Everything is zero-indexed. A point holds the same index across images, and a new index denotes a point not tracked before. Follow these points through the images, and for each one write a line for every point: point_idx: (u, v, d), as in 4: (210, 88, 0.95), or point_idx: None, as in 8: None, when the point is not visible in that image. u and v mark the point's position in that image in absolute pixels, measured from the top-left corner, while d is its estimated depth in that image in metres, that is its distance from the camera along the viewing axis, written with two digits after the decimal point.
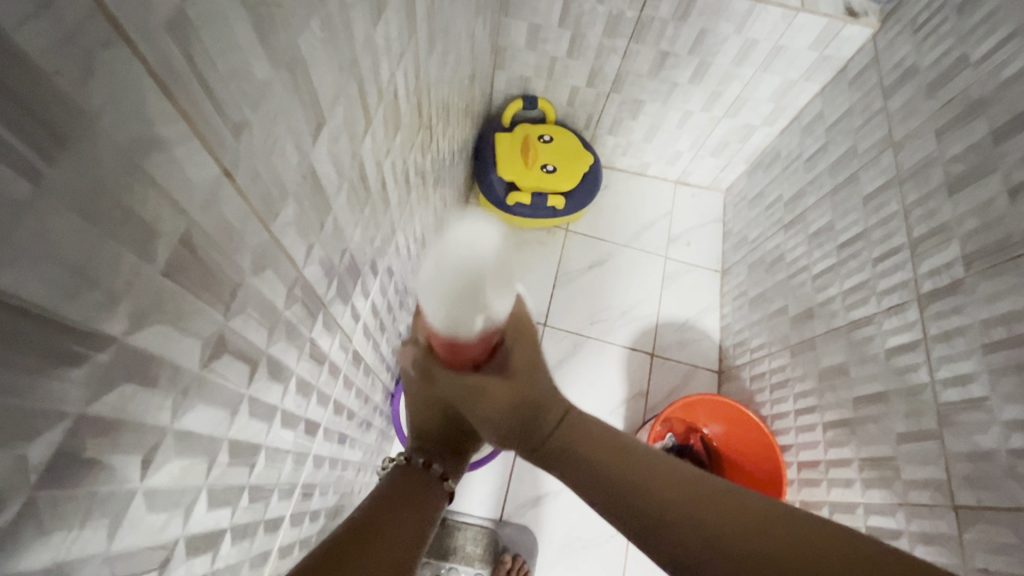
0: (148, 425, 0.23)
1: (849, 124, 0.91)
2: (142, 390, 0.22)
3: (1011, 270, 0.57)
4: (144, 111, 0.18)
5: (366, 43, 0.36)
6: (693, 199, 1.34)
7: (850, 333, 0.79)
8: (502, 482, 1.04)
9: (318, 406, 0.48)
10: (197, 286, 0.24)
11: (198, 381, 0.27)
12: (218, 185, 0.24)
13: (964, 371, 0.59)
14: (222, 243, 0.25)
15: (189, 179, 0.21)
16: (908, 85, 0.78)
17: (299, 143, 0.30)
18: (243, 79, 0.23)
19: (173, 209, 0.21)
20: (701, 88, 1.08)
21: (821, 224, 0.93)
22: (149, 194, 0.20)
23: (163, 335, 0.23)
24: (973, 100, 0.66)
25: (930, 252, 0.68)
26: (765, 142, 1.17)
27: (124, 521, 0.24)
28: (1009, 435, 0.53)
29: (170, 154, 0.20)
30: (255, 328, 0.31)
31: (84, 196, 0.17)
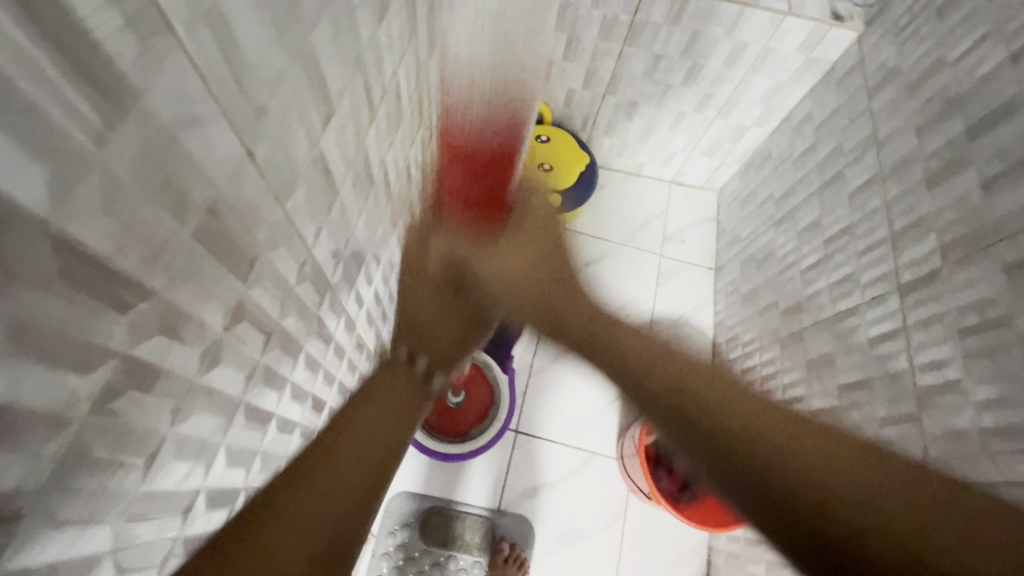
0: (179, 375, 0.26)
1: (836, 124, 0.94)
2: (174, 341, 0.25)
3: (984, 259, 0.60)
4: (185, 91, 0.21)
5: (371, 40, 0.39)
6: (688, 198, 1.37)
7: (836, 325, 0.82)
8: (500, 473, 1.06)
9: (324, 384, 0.51)
10: (222, 253, 0.27)
11: (221, 341, 0.29)
12: (241, 162, 0.27)
13: (940, 356, 0.62)
14: (243, 216, 0.28)
15: (217, 154, 0.24)
16: (890, 85, 0.82)
17: (311, 130, 0.33)
18: (264, 67, 0.26)
19: (204, 180, 0.24)
20: (693, 90, 1.11)
21: (809, 221, 0.96)
22: (185, 164, 0.22)
23: (192, 294, 0.25)
24: (950, 99, 0.69)
25: (910, 244, 0.71)
26: (757, 143, 1.20)
27: (155, 461, 0.26)
28: (982, 415, 0.56)
29: (203, 130, 0.23)
30: (269, 298, 0.34)
31: (135, 161, 0.20)
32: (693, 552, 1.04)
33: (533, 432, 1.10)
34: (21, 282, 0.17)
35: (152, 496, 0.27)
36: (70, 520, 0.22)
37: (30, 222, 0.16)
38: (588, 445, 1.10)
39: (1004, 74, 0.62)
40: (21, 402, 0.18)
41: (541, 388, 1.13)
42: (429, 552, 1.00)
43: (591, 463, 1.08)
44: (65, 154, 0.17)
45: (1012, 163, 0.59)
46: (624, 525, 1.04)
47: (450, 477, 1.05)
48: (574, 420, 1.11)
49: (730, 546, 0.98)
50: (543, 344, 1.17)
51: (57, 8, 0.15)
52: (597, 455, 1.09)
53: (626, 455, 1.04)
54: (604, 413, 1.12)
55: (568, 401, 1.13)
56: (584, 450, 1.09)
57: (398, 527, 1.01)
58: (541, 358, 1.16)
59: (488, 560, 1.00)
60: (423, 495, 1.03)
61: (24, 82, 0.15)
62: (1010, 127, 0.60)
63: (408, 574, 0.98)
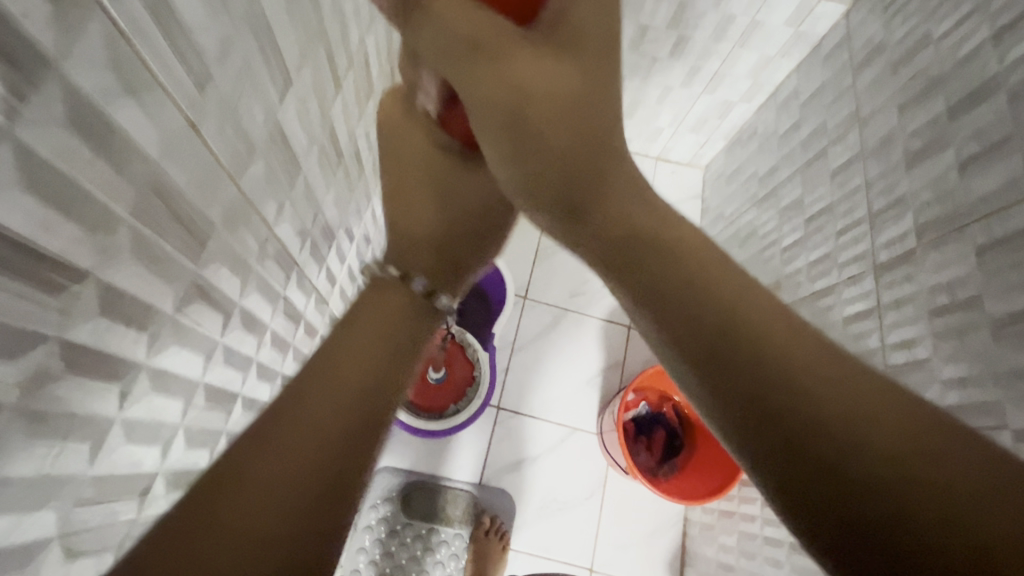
0: (124, 357, 0.25)
1: (821, 101, 0.93)
2: (116, 324, 0.24)
3: (958, 239, 0.60)
4: (112, 63, 0.20)
5: (333, 6, 0.37)
6: (673, 175, 1.36)
7: (813, 303, 0.82)
8: (482, 448, 1.07)
9: (292, 363, 0.50)
10: (170, 233, 0.26)
11: (172, 323, 0.28)
12: (186, 137, 0.25)
13: (911, 336, 0.63)
14: (193, 194, 0.27)
15: (156, 128, 0.23)
16: (876, 62, 0.80)
17: (265, 101, 0.32)
18: (210, 35, 0.25)
19: (140, 158, 0.23)
20: (680, 64, 1.09)
21: (791, 199, 0.95)
22: (118, 141, 0.21)
23: (136, 276, 0.24)
24: (933, 77, 0.68)
25: (888, 224, 0.71)
26: (743, 119, 1.19)
27: (103, 446, 0.25)
28: (947, 393, 0.57)
29: (140, 104, 0.22)
30: (227, 278, 0.33)
31: (55, 137, 0.18)
32: (669, 524, 1.07)
33: (515, 409, 1.11)
34: None
35: (105, 480, 0.27)
36: (6, 508, 0.21)
37: None
38: (568, 421, 1.11)
39: (986, 52, 0.61)
40: None
41: (524, 365, 1.14)
42: (411, 525, 1.02)
43: (571, 438, 1.10)
44: None
45: (988, 144, 0.59)
46: (603, 498, 1.07)
47: (432, 453, 1.06)
48: (555, 397, 1.12)
49: (705, 517, 1.01)
50: (525, 322, 1.18)
51: None
52: (578, 430, 1.11)
53: (605, 431, 1.06)
54: (585, 390, 1.14)
55: (549, 378, 1.14)
56: (564, 426, 1.11)
57: (380, 501, 1.02)
58: (523, 336, 1.16)
59: (470, 533, 1.02)
60: (404, 470, 1.05)
61: None
62: (990, 108, 0.59)
63: (390, 546, 1.00)
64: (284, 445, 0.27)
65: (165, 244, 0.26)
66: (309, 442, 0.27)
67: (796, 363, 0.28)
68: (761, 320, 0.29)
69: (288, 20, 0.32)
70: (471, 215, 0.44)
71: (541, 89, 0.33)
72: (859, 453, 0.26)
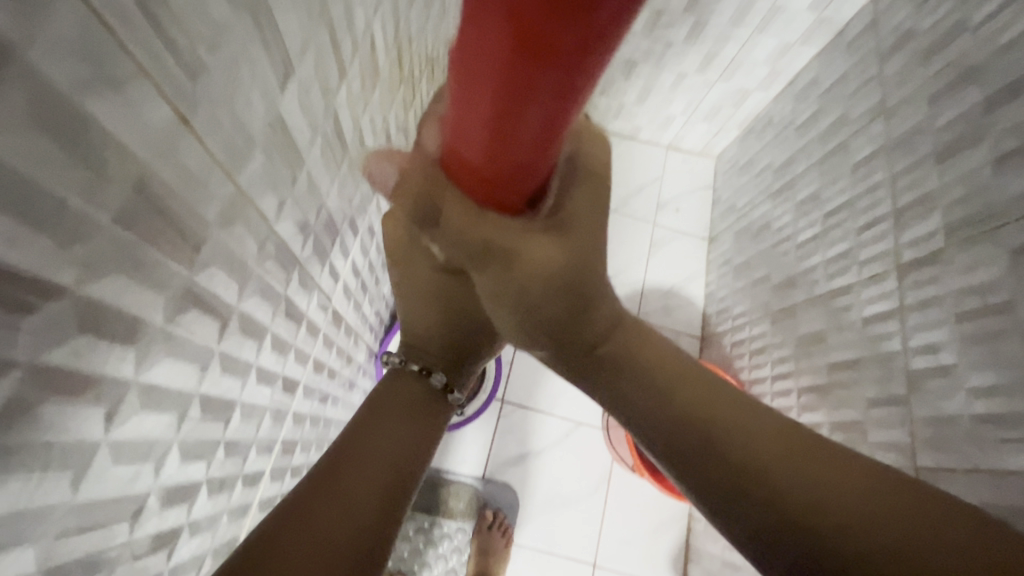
0: (110, 376, 0.23)
1: (843, 91, 0.89)
2: (101, 341, 0.22)
3: (989, 241, 0.57)
4: (90, 51, 0.17)
5: None
6: (684, 165, 1.33)
7: (830, 301, 0.80)
8: (486, 441, 1.06)
9: (294, 364, 0.48)
10: (159, 239, 0.24)
11: (163, 336, 0.26)
12: (177, 133, 0.23)
13: (935, 339, 0.60)
14: (185, 195, 0.25)
15: (140, 125, 0.20)
16: (904, 50, 0.77)
17: (265, 89, 0.29)
18: (203, 16, 0.22)
19: (124, 158, 0.20)
20: (695, 49, 1.05)
21: (808, 192, 0.92)
22: (99, 140, 0.19)
23: (123, 287, 0.22)
24: (967, 68, 0.65)
25: (913, 222, 0.68)
26: (759, 108, 1.15)
27: (89, 471, 0.23)
28: (972, 401, 0.55)
29: (123, 97, 0.19)
30: (224, 282, 0.31)
31: (20, 137, 0.16)
32: (674, 520, 1.06)
33: (520, 402, 1.09)
34: None
35: (91, 506, 0.25)
36: None
37: None
38: (573, 415, 1.09)
39: None
40: None
41: (529, 358, 1.12)
42: (413, 518, 1.01)
43: (576, 433, 1.08)
44: None
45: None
46: (607, 493, 1.06)
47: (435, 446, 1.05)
48: (560, 391, 1.11)
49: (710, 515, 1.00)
50: None
51: None
52: (583, 424, 1.09)
53: (610, 426, 1.04)
54: None
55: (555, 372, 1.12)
56: (569, 420, 1.09)
57: None
58: None
59: (472, 526, 1.01)
60: None
61: None
62: None
63: None
64: (341, 505, 0.34)
65: (154, 252, 0.23)
66: (372, 459, 0.38)
67: (746, 443, 0.37)
68: (695, 398, 0.39)
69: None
70: (467, 319, 0.45)
71: (541, 280, 0.35)
72: (789, 490, 0.35)
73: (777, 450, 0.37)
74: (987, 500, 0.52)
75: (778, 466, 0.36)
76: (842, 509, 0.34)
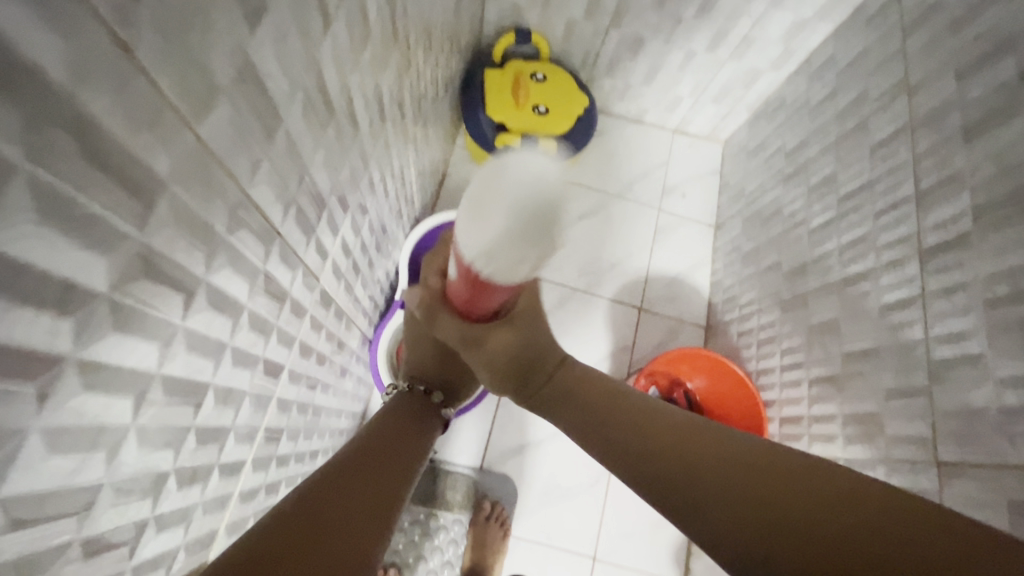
0: (41, 350, 0.20)
1: (862, 68, 0.85)
2: (24, 308, 0.18)
3: (1023, 222, 0.53)
4: None
5: None
6: (691, 149, 1.28)
7: (845, 288, 0.76)
8: (484, 431, 1.03)
9: (277, 346, 0.44)
10: (98, 190, 0.20)
11: (110, 307, 0.23)
12: (117, 63, 0.19)
13: (961, 327, 0.57)
14: (130, 141, 0.21)
15: (62, 45, 0.17)
16: (930, 23, 0.72)
17: (230, 24, 0.25)
18: None
19: (41, 83, 0.17)
20: (706, 25, 1.00)
21: (823, 175, 0.88)
22: (4, 56, 0.15)
23: (50, 243, 0.19)
24: (1001, 39, 0.61)
25: (936, 204, 0.64)
26: (770, 89, 1.10)
27: (18, 459, 0.20)
28: (1002, 392, 0.52)
29: (35, 4, 0.16)
30: (188, 249, 0.27)
31: None
32: None
33: None
34: None
35: (23, 500, 0.21)
36: None
37: None
38: None
39: None
40: None
41: None
42: (409, 509, 0.98)
43: None
44: None
45: None
46: (609, 485, 1.03)
47: None
48: None
49: None
50: None
51: None
52: None
53: None
54: None
55: None
56: None
57: None
58: None
59: (470, 518, 0.99)
60: None
61: None
62: None
63: None
64: (340, 497, 0.31)
65: (92, 206, 0.20)
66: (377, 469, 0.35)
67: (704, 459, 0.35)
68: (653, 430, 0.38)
69: None
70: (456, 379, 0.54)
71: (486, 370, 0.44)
72: (748, 505, 0.32)
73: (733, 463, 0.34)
74: (1017, 497, 0.49)
75: (738, 484, 0.33)
76: (824, 524, 0.30)
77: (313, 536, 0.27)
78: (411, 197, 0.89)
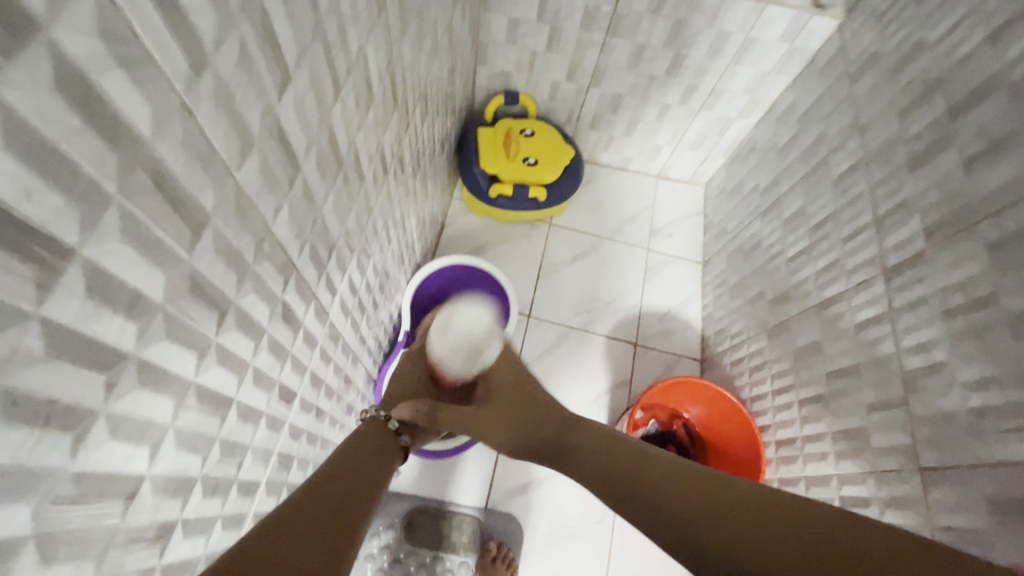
0: (110, 345, 0.24)
1: (819, 112, 0.93)
2: (101, 307, 0.23)
3: (968, 238, 0.59)
4: (106, 34, 0.20)
5: (332, 7, 0.38)
6: (674, 193, 1.37)
7: (824, 311, 0.80)
8: (488, 471, 1.04)
9: (291, 372, 0.49)
10: (161, 218, 0.25)
11: (160, 316, 0.27)
12: (182, 122, 0.25)
13: (927, 338, 0.61)
14: (185, 181, 0.27)
15: (146, 108, 0.23)
16: (873, 70, 0.81)
17: (262, 92, 0.31)
18: (207, 18, 0.25)
19: (132, 136, 0.22)
20: (677, 82, 1.10)
21: (794, 209, 0.95)
22: (109, 114, 0.21)
23: (124, 257, 0.24)
24: (931, 81, 0.69)
25: (894, 228, 0.70)
26: (741, 135, 1.20)
27: (86, 440, 0.24)
28: (969, 395, 0.55)
29: (132, 79, 0.21)
30: (223, 273, 0.32)
31: (38, 101, 0.18)
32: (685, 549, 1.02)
33: None
34: None
35: (86, 479, 0.25)
36: None
37: None
38: None
39: (983, 53, 0.61)
40: None
41: None
42: (415, 553, 0.97)
43: None
44: None
45: (992, 141, 0.58)
46: (614, 522, 1.03)
47: (437, 476, 1.03)
48: None
49: None
50: (529, 341, 1.16)
51: None
52: None
53: None
54: (592, 409, 1.11)
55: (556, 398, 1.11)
56: None
57: (384, 528, 0.98)
58: (528, 354, 1.15)
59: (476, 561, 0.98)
60: (407, 494, 1.01)
61: None
62: (991, 106, 0.59)
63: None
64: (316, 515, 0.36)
65: (155, 230, 0.25)
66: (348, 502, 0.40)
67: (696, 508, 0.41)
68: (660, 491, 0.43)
69: (290, 17, 0.32)
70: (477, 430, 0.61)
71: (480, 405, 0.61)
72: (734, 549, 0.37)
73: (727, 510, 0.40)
74: (994, 495, 0.51)
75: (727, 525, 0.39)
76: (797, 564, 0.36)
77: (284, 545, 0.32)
78: (412, 244, 0.95)
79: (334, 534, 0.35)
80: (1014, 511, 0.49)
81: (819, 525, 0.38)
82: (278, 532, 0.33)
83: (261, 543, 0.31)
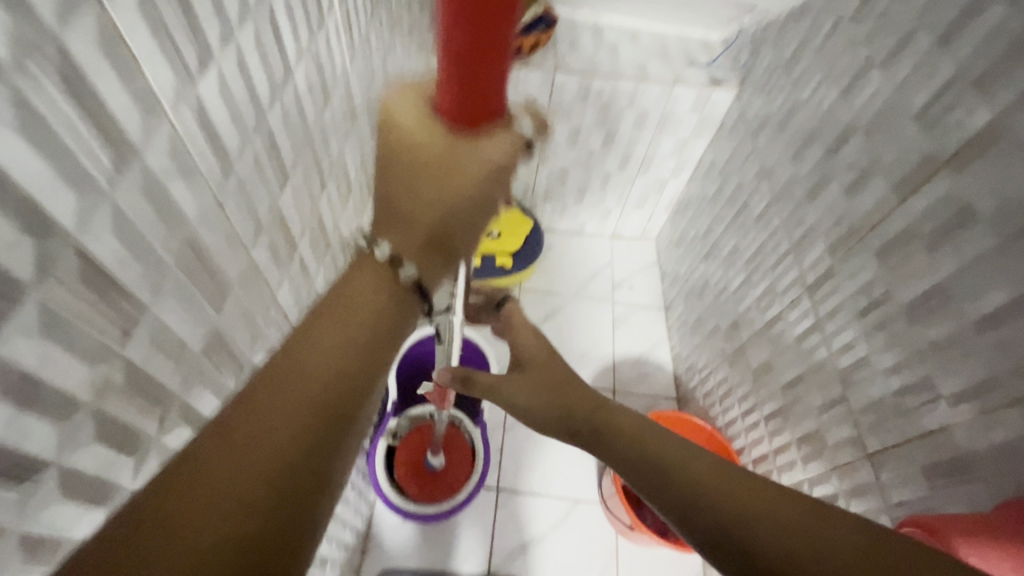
0: (163, 384, 0.31)
1: (734, 166, 1.09)
2: (159, 352, 0.30)
3: (861, 249, 0.70)
4: (171, 153, 0.28)
5: (317, 121, 0.48)
6: (629, 249, 1.50)
7: (769, 332, 0.90)
8: (487, 534, 1.05)
9: None
10: (200, 283, 0.33)
11: (197, 363, 0.34)
12: (215, 211, 0.34)
13: (849, 338, 0.70)
14: (216, 255, 0.35)
15: (193, 201, 0.31)
16: (767, 127, 0.97)
17: (269, 187, 0.41)
18: (231, 137, 0.34)
19: (183, 221, 0.31)
20: (613, 153, 1.27)
21: (730, 248, 1.07)
22: (170, 206, 0.29)
23: (175, 313, 0.31)
24: (809, 131, 0.84)
25: (807, 250, 0.82)
26: (677, 192, 1.35)
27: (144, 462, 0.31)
28: (889, 380, 0.63)
29: (185, 182, 0.30)
30: (241, 331, 0.40)
31: (130, 198, 0.26)
32: None
33: (516, 487, 1.10)
34: (52, 282, 0.22)
35: None
36: (68, 498, 0.26)
37: (59, 238, 0.22)
38: (570, 492, 1.10)
39: (840, 106, 0.77)
40: (47, 381, 0.23)
41: (518, 440, 1.15)
42: None
43: (576, 510, 1.08)
44: (87, 192, 0.23)
45: (858, 172, 0.72)
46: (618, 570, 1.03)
47: (436, 546, 1.03)
48: (553, 470, 1.12)
49: None
50: None
51: (86, 92, 0.22)
52: (581, 502, 1.09)
53: (607, 495, 1.02)
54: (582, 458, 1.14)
55: (545, 451, 1.14)
56: (567, 498, 1.10)
57: None
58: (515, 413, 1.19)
59: None
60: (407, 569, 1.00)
61: (65, 139, 0.22)
62: (854, 144, 0.73)
63: None
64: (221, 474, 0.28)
65: (196, 293, 0.33)
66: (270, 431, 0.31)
67: (726, 496, 0.43)
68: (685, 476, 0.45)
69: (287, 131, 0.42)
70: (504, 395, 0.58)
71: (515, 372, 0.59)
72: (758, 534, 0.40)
73: (755, 501, 0.42)
74: (925, 463, 0.57)
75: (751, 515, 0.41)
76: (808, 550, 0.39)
77: (193, 490, 0.28)
78: (393, 318, 1.03)
79: (262, 464, 0.30)
80: (943, 474, 0.56)
81: (828, 518, 0.40)
82: (177, 485, 0.28)
83: (166, 500, 0.27)
